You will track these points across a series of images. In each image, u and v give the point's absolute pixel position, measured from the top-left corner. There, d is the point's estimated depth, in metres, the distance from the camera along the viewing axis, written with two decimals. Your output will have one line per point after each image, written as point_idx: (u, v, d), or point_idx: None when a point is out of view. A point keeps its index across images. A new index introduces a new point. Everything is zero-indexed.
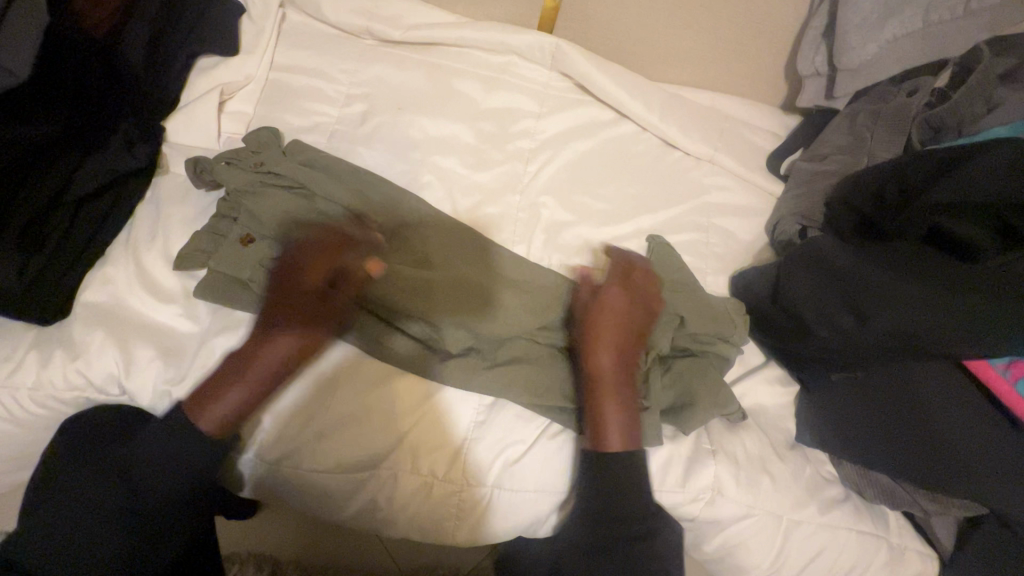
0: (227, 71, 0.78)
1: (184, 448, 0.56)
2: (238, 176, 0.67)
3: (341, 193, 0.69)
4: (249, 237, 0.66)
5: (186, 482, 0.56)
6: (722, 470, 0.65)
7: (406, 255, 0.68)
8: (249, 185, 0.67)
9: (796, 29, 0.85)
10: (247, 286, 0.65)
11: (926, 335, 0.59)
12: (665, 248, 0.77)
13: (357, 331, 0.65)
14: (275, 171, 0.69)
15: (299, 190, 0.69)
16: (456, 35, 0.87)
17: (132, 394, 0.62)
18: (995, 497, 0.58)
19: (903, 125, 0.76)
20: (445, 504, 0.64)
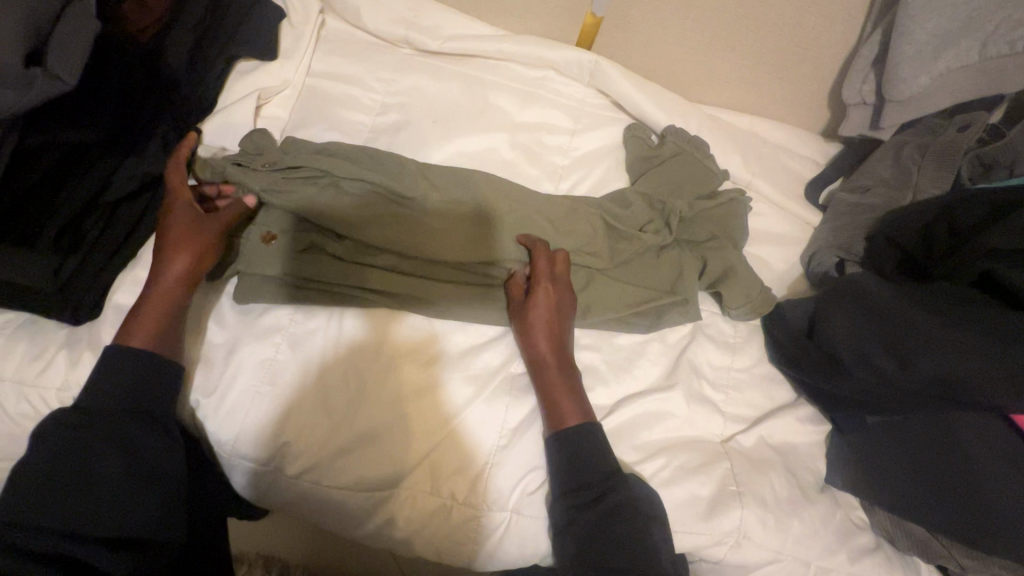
0: (265, 76, 0.79)
1: (135, 384, 0.57)
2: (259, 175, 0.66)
3: (340, 182, 0.68)
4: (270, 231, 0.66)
5: (148, 422, 0.57)
6: (750, 513, 0.63)
7: (396, 237, 0.67)
8: (268, 187, 0.66)
9: (844, 56, 0.82)
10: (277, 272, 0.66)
11: (972, 384, 0.57)
12: (674, 132, 0.83)
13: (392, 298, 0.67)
14: (289, 173, 0.68)
15: (308, 184, 0.68)
16: (494, 47, 0.86)
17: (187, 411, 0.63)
18: None
19: (951, 161, 0.74)
20: (462, 529, 0.62)
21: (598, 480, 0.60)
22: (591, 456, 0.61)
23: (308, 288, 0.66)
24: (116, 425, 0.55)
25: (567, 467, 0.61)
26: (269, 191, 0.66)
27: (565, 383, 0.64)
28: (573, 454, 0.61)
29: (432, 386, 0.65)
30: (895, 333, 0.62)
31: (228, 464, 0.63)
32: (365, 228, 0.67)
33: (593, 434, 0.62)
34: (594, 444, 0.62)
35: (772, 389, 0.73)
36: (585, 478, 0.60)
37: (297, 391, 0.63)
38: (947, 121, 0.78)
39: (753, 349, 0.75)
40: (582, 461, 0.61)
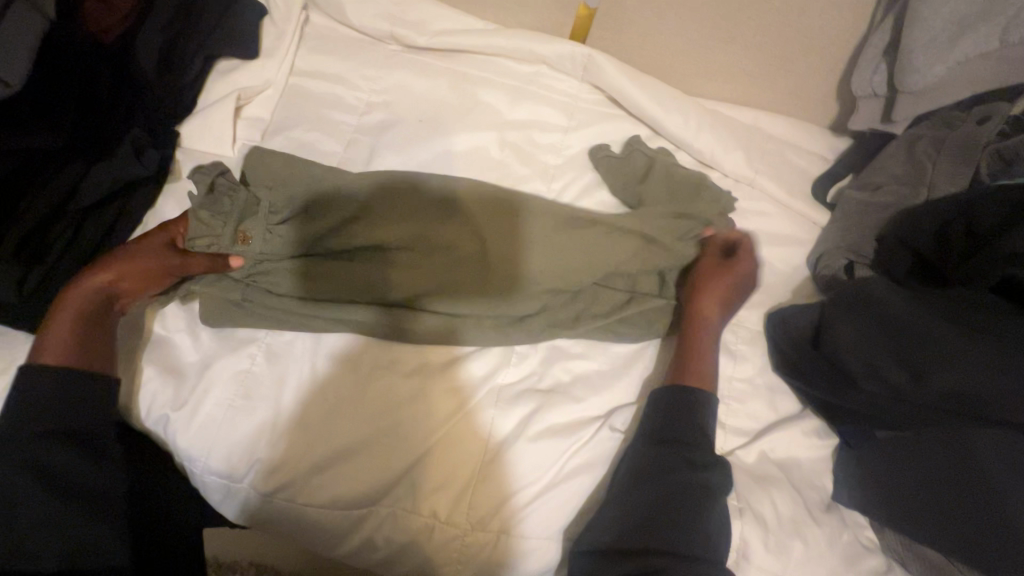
0: (245, 76, 0.76)
1: (64, 404, 0.54)
2: (233, 204, 0.63)
3: (315, 220, 0.64)
4: (245, 237, 0.63)
5: (82, 445, 0.54)
6: (748, 533, 0.60)
7: (376, 276, 0.64)
8: (242, 218, 0.63)
9: (853, 45, 0.77)
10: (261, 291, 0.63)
11: (995, 396, 0.53)
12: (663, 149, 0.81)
13: (373, 317, 0.63)
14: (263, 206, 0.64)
15: (282, 223, 0.64)
16: (483, 42, 0.83)
17: (151, 425, 0.60)
18: None
19: (970, 156, 0.69)
20: (443, 550, 0.60)
21: (689, 441, 0.60)
22: (694, 420, 0.61)
23: (278, 320, 0.63)
24: (55, 452, 0.53)
25: (662, 419, 0.61)
26: (241, 220, 0.63)
27: (713, 353, 0.67)
28: (672, 410, 0.61)
29: (418, 398, 0.62)
30: (908, 344, 0.58)
31: (202, 482, 0.60)
32: (353, 252, 0.65)
33: (705, 407, 0.62)
34: (703, 415, 0.62)
35: (775, 399, 0.69)
36: (683, 438, 0.60)
37: (273, 407, 0.60)
38: (966, 113, 0.73)
39: (756, 357, 0.71)
40: (676, 419, 0.61)
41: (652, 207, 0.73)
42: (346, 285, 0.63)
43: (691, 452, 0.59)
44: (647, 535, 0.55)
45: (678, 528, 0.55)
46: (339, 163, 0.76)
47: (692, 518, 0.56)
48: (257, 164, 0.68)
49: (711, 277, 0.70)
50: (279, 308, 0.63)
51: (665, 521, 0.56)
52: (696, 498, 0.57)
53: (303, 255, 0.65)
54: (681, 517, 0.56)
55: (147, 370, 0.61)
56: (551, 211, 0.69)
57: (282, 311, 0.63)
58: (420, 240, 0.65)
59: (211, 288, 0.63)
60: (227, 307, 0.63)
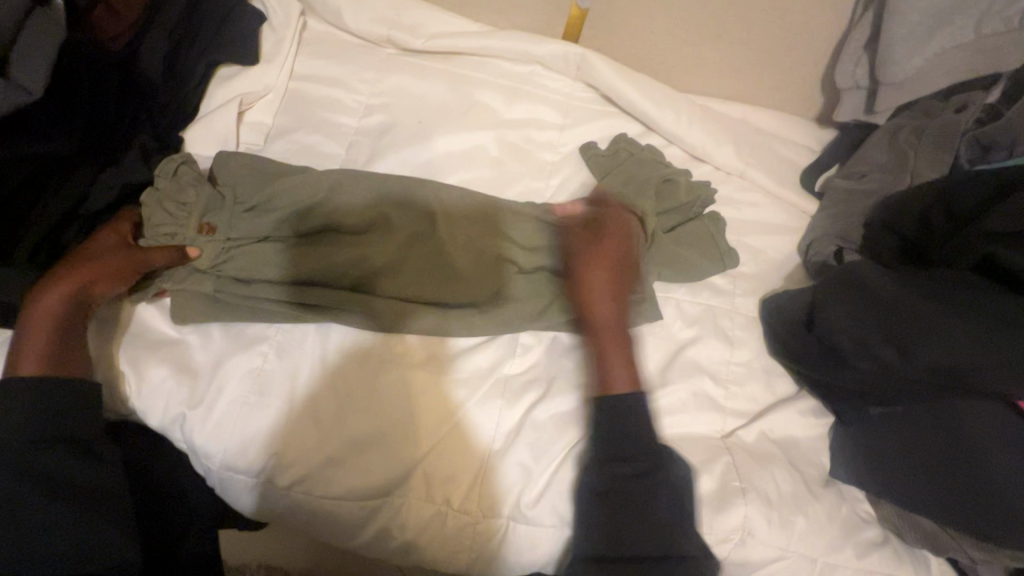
0: (246, 82, 0.78)
1: (56, 412, 0.55)
2: (199, 195, 0.67)
3: (285, 212, 0.68)
4: (209, 227, 0.66)
5: (75, 450, 0.55)
6: (753, 512, 0.61)
7: (351, 264, 0.67)
8: (207, 209, 0.67)
9: (835, 40, 0.81)
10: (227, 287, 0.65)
11: (977, 368, 0.55)
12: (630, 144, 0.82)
13: (360, 312, 0.65)
14: (231, 199, 0.68)
15: (246, 213, 0.68)
16: (478, 44, 0.85)
17: (160, 423, 0.61)
18: None
19: (949, 143, 0.72)
20: (456, 537, 0.61)
21: (625, 455, 0.59)
22: (634, 431, 0.60)
23: (249, 309, 0.65)
24: (51, 461, 0.54)
25: (606, 437, 0.60)
26: (207, 213, 0.67)
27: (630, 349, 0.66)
28: (620, 425, 0.61)
29: (388, 389, 0.63)
30: (894, 323, 0.60)
31: (219, 478, 0.61)
32: (341, 250, 0.67)
33: (640, 404, 0.62)
34: (640, 410, 0.61)
35: (771, 381, 0.72)
36: (623, 449, 0.60)
37: (285, 403, 0.62)
38: (943, 103, 0.76)
39: (753, 342, 0.74)
40: (617, 432, 0.60)
41: (603, 195, 0.77)
42: (318, 270, 0.66)
43: (640, 465, 0.59)
44: (620, 546, 0.56)
45: (644, 529, 0.57)
46: (341, 165, 0.77)
47: (662, 527, 0.57)
48: (226, 160, 0.70)
49: (624, 276, 0.69)
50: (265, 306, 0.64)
51: (626, 525, 0.57)
52: (660, 513, 0.57)
53: (286, 254, 0.66)
54: (645, 531, 0.57)
55: (158, 369, 0.61)
56: (526, 212, 0.73)
57: (254, 299, 0.65)
58: (398, 235, 0.69)
59: (184, 281, 0.64)
60: (193, 301, 0.64)
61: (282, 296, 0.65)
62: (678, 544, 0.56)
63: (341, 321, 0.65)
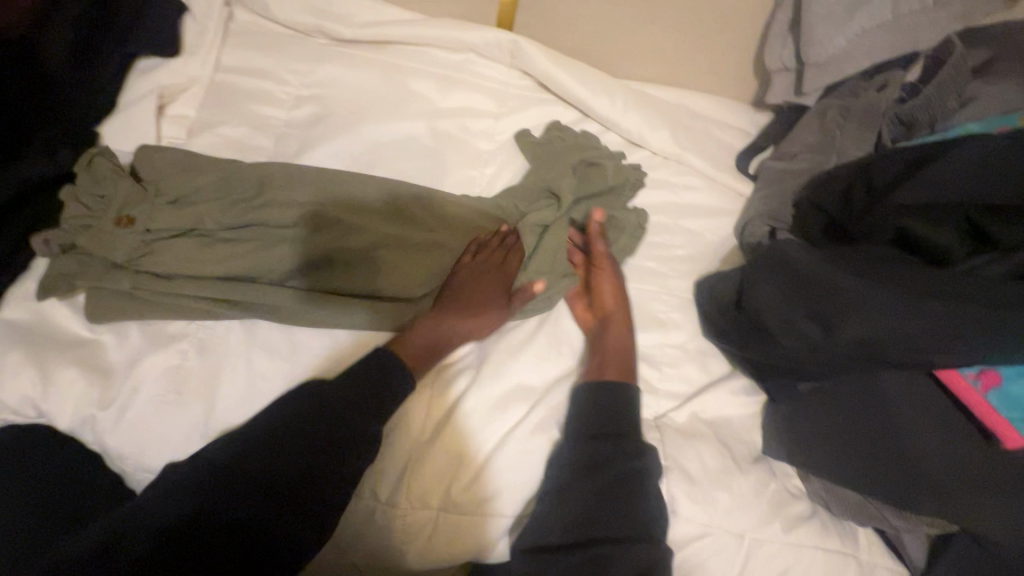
0: (166, 74, 0.75)
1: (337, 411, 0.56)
2: (117, 188, 0.64)
3: (211, 206, 0.65)
4: (126, 219, 0.63)
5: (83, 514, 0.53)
6: (676, 489, 0.63)
7: (279, 259, 0.65)
8: (127, 202, 0.64)
9: (763, 22, 0.81)
10: (142, 282, 0.62)
11: (898, 343, 0.56)
12: (559, 128, 0.82)
13: (285, 306, 0.63)
14: (152, 191, 0.66)
15: (169, 205, 0.65)
16: (410, 33, 0.84)
17: (67, 426, 0.58)
18: (958, 513, 0.54)
19: (872, 122, 0.73)
20: (386, 530, 0.60)
21: (618, 431, 0.61)
22: (619, 409, 0.63)
23: (170, 306, 0.62)
24: (328, 466, 0.53)
25: (591, 412, 0.62)
26: (125, 206, 0.64)
27: (628, 343, 0.69)
28: (600, 402, 0.63)
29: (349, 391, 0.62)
30: (818, 299, 0.61)
31: (136, 481, 0.59)
32: (269, 245, 0.65)
33: (626, 392, 0.64)
34: (627, 395, 0.64)
35: (705, 362, 0.72)
36: (607, 430, 0.61)
37: (205, 403, 0.60)
38: (868, 82, 0.77)
39: (687, 324, 0.74)
40: (605, 411, 0.62)
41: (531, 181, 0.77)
42: (246, 267, 0.64)
43: (621, 442, 0.61)
44: (586, 530, 0.56)
45: (620, 514, 0.56)
46: (268, 157, 0.75)
47: (627, 504, 0.57)
48: (150, 154, 0.68)
49: (604, 277, 0.71)
50: (185, 302, 0.62)
51: (605, 510, 0.57)
52: (621, 487, 0.58)
53: (208, 249, 0.64)
54: (613, 509, 0.56)
55: (68, 371, 0.58)
56: (462, 204, 0.73)
57: (175, 296, 0.62)
58: (329, 228, 0.67)
59: (97, 278, 0.61)
60: (105, 298, 0.61)
61: (203, 292, 0.62)
62: (639, 523, 0.56)
63: (267, 317, 0.63)
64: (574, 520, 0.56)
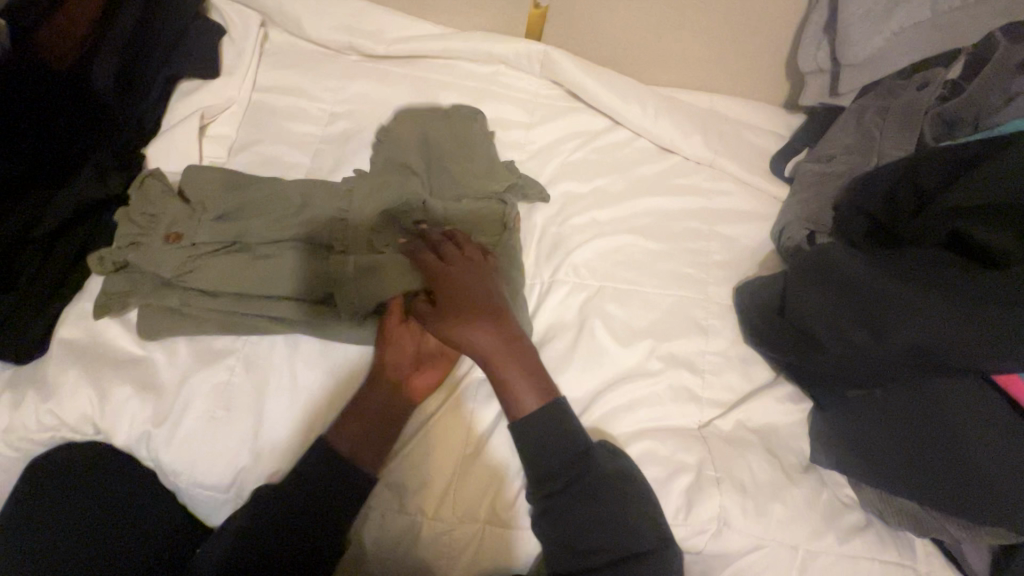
0: (208, 95, 0.77)
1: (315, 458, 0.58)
2: (168, 208, 0.66)
3: (253, 222, 0.66)
4: (177, 235, 0.64)
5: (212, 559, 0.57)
6: (728, 500, 0.61)
7: (318, 273, 0.65)
8: (177, 219, 0.65)
9: (795, 24, 0.81)
10: (191, 299, 0.63)
11: (954, 349, 0.54)
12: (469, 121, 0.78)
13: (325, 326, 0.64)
14: (200, 208, 0.67)
15: (215, 221, 0.66)
16: (440, 47, 0.85)
17: (115, 439, 0.60)
18: (1022, 523, 0.53)
19: (913, 121, 0.72)
20: (431, 546, 0.60)
21: (563, 457, 0.58)
22: (547, 438, 0.58)
23: (217, 323, 0.63)
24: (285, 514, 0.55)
25: (530, 452, 0.58)
26: (175, 224, 0.65)
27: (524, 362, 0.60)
28: (535, 436, 0.58)
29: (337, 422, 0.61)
30: (866, 303, 0.59)
31: (189, 496, 0.60)
32: (303, 262, 0.65)
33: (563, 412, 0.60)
34: (557, 418, 0.59)
35: (748, 370, 0.71)
36: (551, 468, 0.57)
37: (254, 417, 0.61)
38: (906, 81, 0.76)
39: (728, 331, 0.73)
40: (545, 444, 0.58)
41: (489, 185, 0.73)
42: (286, 286, 0.64)
43: (568, 468, 0.58)
44: (579, 559, 0.55)
45: (607, 534, 0.55)
46: (306, 174, 0.76)
47: (612, 524, 0.56)
48: (193, 172, 0.68)
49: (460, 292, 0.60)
50: (232, 318, 0.63)
51: (588, 537, 0.55)
52: (585, 504, 0.56)
53: (251, 261, 0.65)
54: (594, 532, 0.55)
55: (124, 389, 0.60)
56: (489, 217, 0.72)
57: (222, 312, 0.63)
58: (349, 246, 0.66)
59: (151, 295, 0.63)
60: (159, 315, 0.63)
61: (250, 309, 0.63)
62: (627, 537, 0.55)
63: (310, 331, 0.64)
64: (563, 552, 0.55)
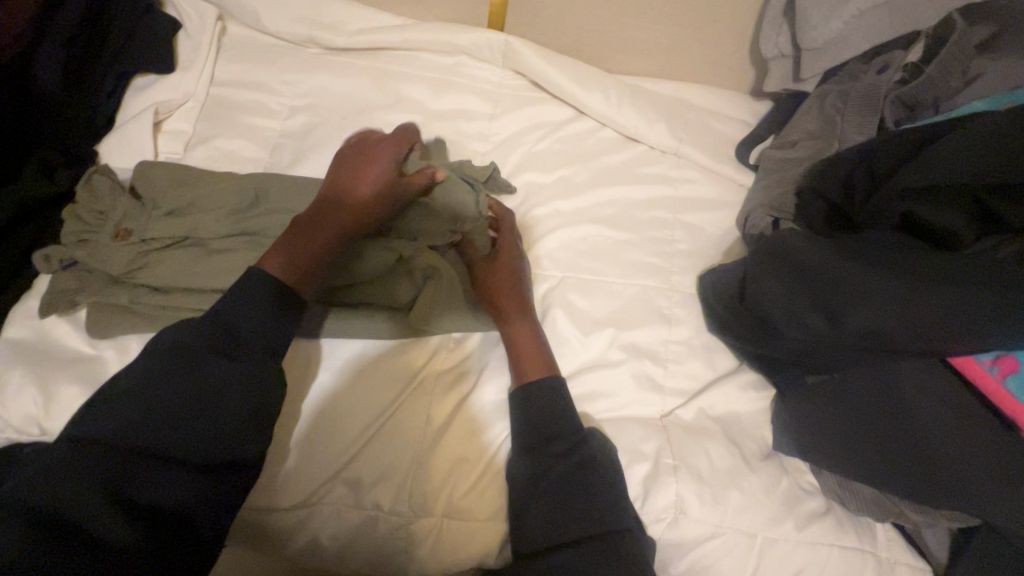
0: (162, 90, 0.76)
1: (200, 395, 0.50)
2: (117, 205, 0.65)
3: (201, 217, 0.65)
4: (125, 231, 0.63)
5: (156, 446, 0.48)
6: (685, 487, 0.61)
7: None
8: (126, 217, 0.64)
9: (756, 10, 0.80)
10: (138, 296, 0.61)
11: (908, 330, 0.53)
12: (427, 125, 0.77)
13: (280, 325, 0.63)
14: (149, 205, 0.65)
15: (165, 218, 0.65)
16: (401, 38, 0.84)
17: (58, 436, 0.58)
18: (974, 506, 0.53)
19: (874, 105, 0.70)
20: (391, 538, 0.60)
21: (558, 432, 0.60)
22: (549, 410, 0.61)
23: (167, 321, 0.62)
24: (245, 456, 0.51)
25: (530, 422, 0.60)
26: (123, 221, 0.64)
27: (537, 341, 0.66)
28: (534, 407, 0.61)
29: (316, 428, 0.61)
30: (824, 287, 0.58)
31: None
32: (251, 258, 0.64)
33: (559, 391, 0.62)
34: (557, 394, 0.62)
35: (710, 358, 0.71)
36: (549, 434, 0.60)
37: None
38: (868, 66, 0.75)
39: (691, 320, 0.73)
40: (544, 416, 0.60)
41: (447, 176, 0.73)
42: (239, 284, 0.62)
43: (562, 444, 0.59)
44: (564, 529, 0.55)
45: (593, 508, 0.56)
46: (264, 168, 0.75)
47: (599, 499, 0.56)
48: (145, 170, 0.68)
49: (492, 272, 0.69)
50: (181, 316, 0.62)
51: (576, 507, 0.56)
52: (574, 479, 0.57)
53: (200, 256, 0.63)
54: (583, 501, 0.56)
55: (71, 388, 0.59)
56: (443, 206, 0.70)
57: (170, 309, 0.62)
58: None
59: (97, 294, 0.61)
60: (107, 314, 0.62)
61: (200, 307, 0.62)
62: (609, 515, 0.56)
63: None
64: (546, 523, 0.56)
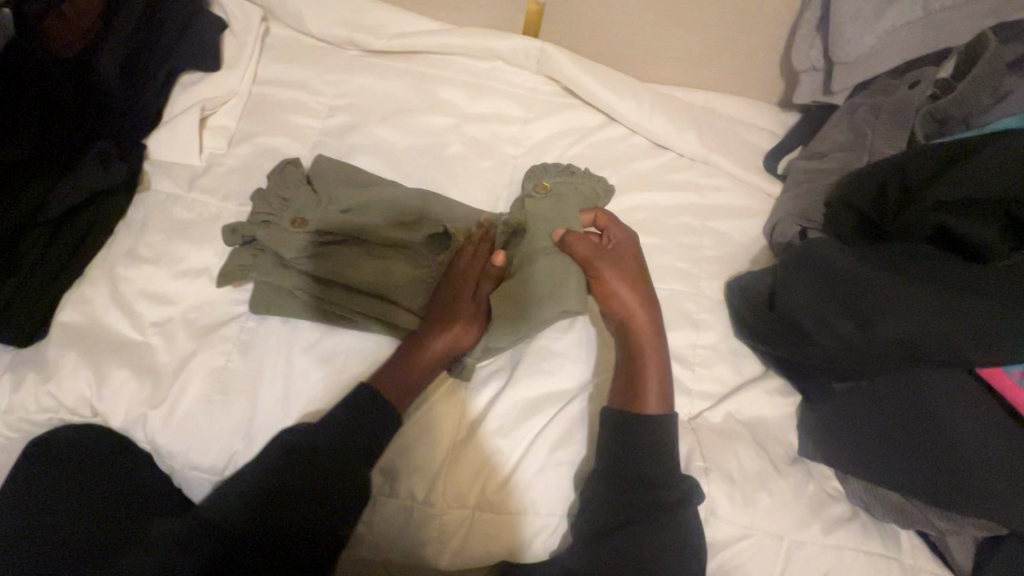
0: (208, 87, 0.79)
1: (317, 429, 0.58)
2: (300, 195, 0.70)
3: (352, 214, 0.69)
4: (300, 219, 0.68)
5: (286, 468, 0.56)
6: (715, 488, 0.62)
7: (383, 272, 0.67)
8: (305, 206, 0.69)
9: (789, 21, 0.82)
10: (293, 285, 0.65)
11: (940, 340, 0.54)
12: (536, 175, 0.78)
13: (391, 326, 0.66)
14: (325, 200, 0.70)
15: (341, 214, 0.69)
16: (439, 42, 0.86)
17: (105, 415, 0.61)
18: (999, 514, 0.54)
19: (904, 118, 0.72)
20: (423, 529, 0.61)
21: (640, 476, 0.60)
22: (638, 452, 0.61)
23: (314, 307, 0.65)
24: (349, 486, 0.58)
25: (614, 459, 0.61)
26: (302, 211, 0.69)
27: (660, 368, 0.65)
28: (614, 443, 0.61)
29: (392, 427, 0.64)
30: (854, 295, 0.59)
31: (184, 478, 0.62)
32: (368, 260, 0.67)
33: (666, 422, 0.63)
34: (655, 433, 0.61)
35: (738, 363, 0.72)
36: (632, 473, 0.60)
37: (251, 404, 0.62)
38: (899, 81, 0.76)
39: (719, 324, 0.74)
40: (626, 459, 0.61)
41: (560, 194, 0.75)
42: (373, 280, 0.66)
43: (644, 489, 0.60)
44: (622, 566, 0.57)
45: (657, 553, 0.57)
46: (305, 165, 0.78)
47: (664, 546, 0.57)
48: (321, 166, 0.73)
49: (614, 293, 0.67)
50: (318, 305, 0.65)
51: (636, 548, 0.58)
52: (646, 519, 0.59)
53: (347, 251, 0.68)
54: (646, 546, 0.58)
55: (123, 372, 0.61)
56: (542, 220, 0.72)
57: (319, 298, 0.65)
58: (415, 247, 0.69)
59: (266, 275, 0.66)
60: (262, 297, 0.65)
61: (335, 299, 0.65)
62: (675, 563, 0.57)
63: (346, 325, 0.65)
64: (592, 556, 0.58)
